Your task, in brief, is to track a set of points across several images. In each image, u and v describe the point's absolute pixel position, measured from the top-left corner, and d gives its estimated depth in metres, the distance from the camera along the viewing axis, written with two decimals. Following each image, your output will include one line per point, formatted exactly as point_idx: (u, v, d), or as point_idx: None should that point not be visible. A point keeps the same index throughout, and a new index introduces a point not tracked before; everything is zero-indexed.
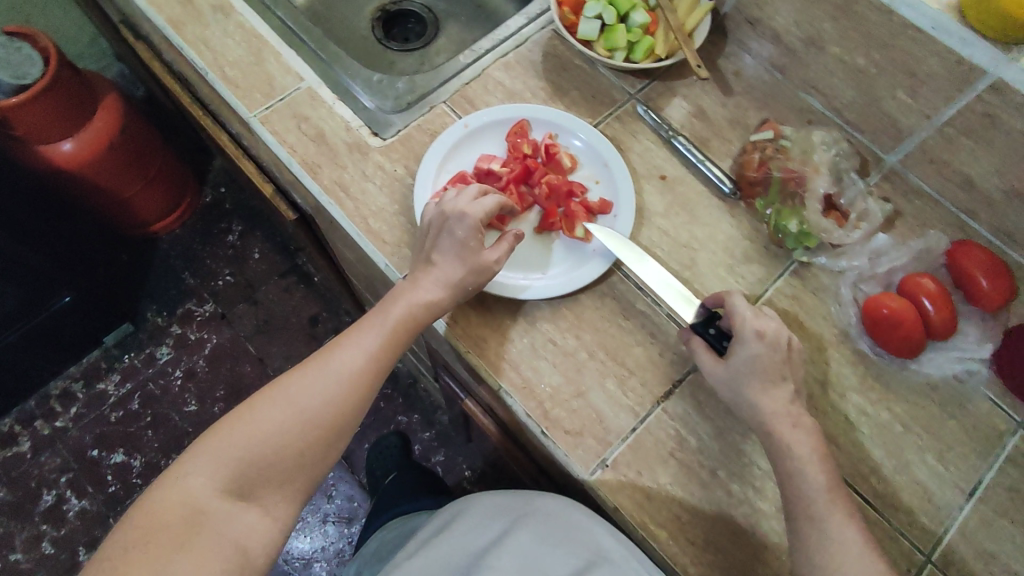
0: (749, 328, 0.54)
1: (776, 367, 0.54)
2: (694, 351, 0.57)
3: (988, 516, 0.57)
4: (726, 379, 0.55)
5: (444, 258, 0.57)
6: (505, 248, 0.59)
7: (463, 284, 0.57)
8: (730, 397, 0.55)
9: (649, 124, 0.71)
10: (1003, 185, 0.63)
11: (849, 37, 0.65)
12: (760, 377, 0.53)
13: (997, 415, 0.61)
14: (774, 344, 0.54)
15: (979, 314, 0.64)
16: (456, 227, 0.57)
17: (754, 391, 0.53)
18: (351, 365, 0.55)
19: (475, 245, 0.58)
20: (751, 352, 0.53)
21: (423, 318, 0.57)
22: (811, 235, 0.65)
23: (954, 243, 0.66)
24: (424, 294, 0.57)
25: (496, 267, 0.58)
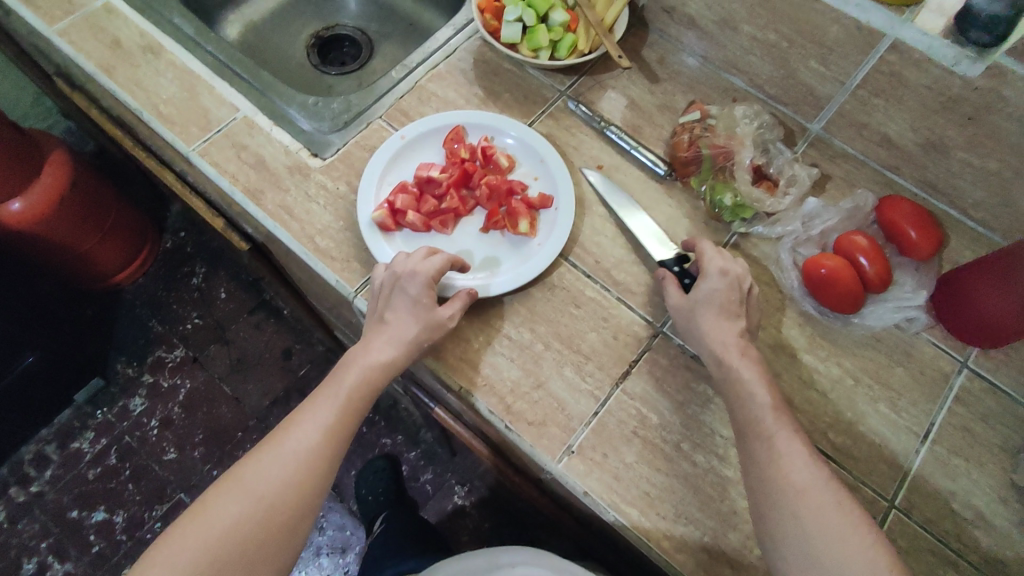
0: (715, 266, 0.58)
1: (732, 304, 0.57)
2: (665, 284, 0.61)
3: (943, 456, 0.60)
4: (685, 311, 0.58)
5: (397, 315, 0.57)
6: (459, 304, 0.59)
7: (418, 339, 0.57)
8: (689, 334, 0.58)
9: (581, 118, 0.73)
10: (918, 139, 0.67)
11: (759, 14, 0.68)
12: (717, 309, 0.57)
13: (942, 357, 0.64)
14: (734, 283, 0.58)
15: (911, 264, 0.67)
16: (408, 285, 0.58)
17: (709, 326, 0.56)
18: (310, 440, 0.54)
19: (428, 302, 0.58)
20: (713, 287, 0.57)
21: (381, 381, 0.57)
22: (746, 206, 0.67)
23: (881, 200, 0.69)
24: (378, 355, 0.57)
25: (450, 322, 0.58)
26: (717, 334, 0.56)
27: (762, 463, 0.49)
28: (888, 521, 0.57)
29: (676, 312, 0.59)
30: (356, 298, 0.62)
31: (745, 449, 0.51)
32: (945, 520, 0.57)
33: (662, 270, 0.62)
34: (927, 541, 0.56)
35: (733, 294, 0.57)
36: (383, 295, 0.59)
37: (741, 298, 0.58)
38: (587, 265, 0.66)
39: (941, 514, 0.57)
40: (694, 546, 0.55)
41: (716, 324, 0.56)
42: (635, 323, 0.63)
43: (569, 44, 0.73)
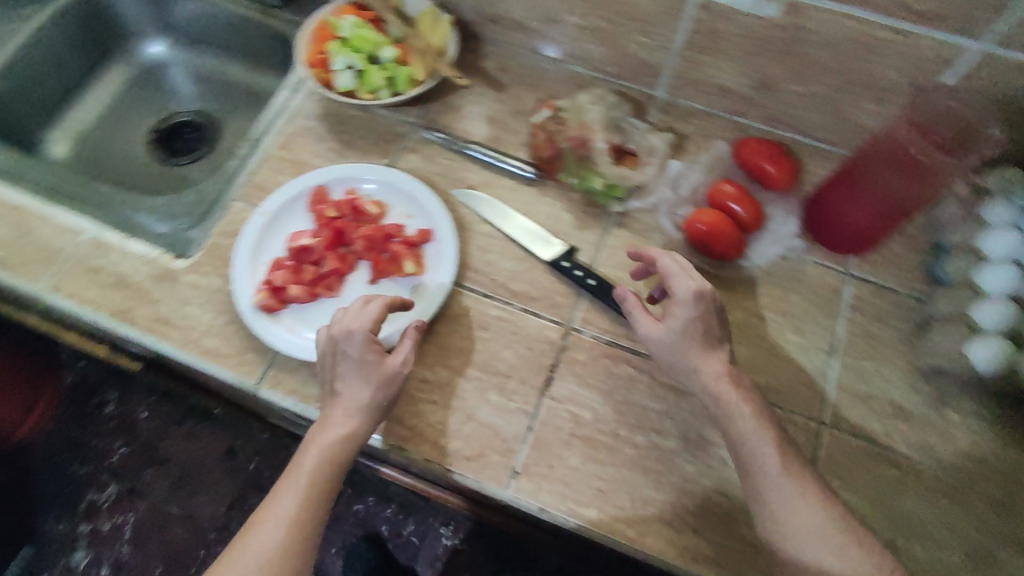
0: (689, 291, 0.55)
1: (711, 329, 0.55)
2: (634, 311, 0.57)
3: (850, 364, 0.64)
4: (665, 343, 0.56)
5: (348, 384, 0.55)
6: (409, 346, 0.56)
7: (375, 401, 0.54)
8: (671, 361, 0.56)
9: (440, 144, 0.74)
10: (750, 82, 0.71)
11: (576, 4, 0.70)
12: (697, 336, 0.55)
13: (828, 273, 0.69)
14: (710, 304, 0.56)
15: (777, 197, 0.72)
16: (348, 348, 0.55)
17: (696, 358, 0.55)
18: (271, 541, 0.50)
19: (375, 358, 0.55)
20: (689, 316, 0.55)
21: (345, 453, 0.54)
22: (616, 186, 0.70)
23: (735, 146, 0.73)
24: (335, 430, 0.54)
25: (404, 369, 0.56)
26: (704, 365, 0.55)
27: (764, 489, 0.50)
28: (823, 440, 0.60)
29: (652, 340, 0.56)
30: (259, 388, 0.59)
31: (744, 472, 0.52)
32: (868, 423, 0.61)
33: (624, 290, 0.59)
34: (862, 447, 0.60)
35: (706, 319, 0.55)
36: (329, 365, 0.56)
37: (716, 318, 0.56)
38: (484, 286, 0.66)
39: (862, 419, 0.61)
40: (658, 526, 0.56)
41: (701, 354, 0.55)
42: (544, 329, 0.64)
43: (406, 74, 0.72)
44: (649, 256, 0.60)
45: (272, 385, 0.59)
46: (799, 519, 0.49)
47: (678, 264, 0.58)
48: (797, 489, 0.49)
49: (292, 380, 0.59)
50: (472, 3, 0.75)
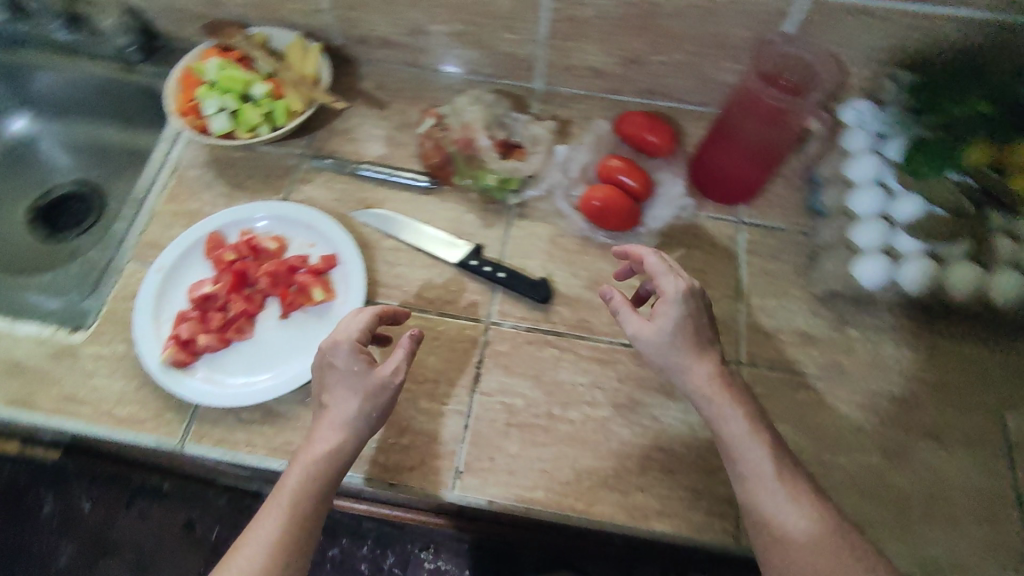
0: (679, 288, 0.53)
1: (703, 330, 0.54)
2: (620, 310, 0.55)
3: (755, 304, 0.68)
4: (655, 343, 0.53)
5: (334, 396, 0.53)
6: (399, 356, 0.54)
7: (364, 413, 0.52)
8: (662, 361, 0.53)
9: (332, 169, 0.74)
10: (616, 60, 0.75)
11: (438, 13, 0.72)
12: (688, 334, 0.53)
13: (722, 224, 0.73)
14: (698, 301, 0.54)
15: (663, 162, 0.75)
16: (334, 358, 0.53)
17: (689, 358, 0.53)
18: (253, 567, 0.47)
19: (363, 368, 0.53)
20: (680, 315, 0.53)
21: (332, 471, 0.51)
22: (510, 178, 0.71)
23: (615, 122, 0.77)
24: (321, 444, 0.51)
25: (395, 379, 0.53)
26: (696, 366, 0.53)
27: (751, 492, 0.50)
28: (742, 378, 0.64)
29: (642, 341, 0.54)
30: (184, 446, 0.57)
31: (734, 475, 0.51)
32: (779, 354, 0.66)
33: (610, 289, 0.56)
34: (779, 378, 0.64)
35: (696, 317, 0.53)
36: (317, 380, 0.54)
37: (704, 317, 0.54)
38: (398, 299, 0.66)
39: (773, 351, 0.66)
40: (604, 493, 0.58)
41: (694, 353, 0.53)
42: (464, 328, 0.65)
43: (284, 107, 0.72)
44: (634, 254, 0.59)
45: (197, 439, 0.58)
46: (786, 521, 0.49)
47: (662, 262, 0.56)
48: (785, 492, 0.49)
49: (217, 429, 0.58)
50: (338, 28, 0.76)
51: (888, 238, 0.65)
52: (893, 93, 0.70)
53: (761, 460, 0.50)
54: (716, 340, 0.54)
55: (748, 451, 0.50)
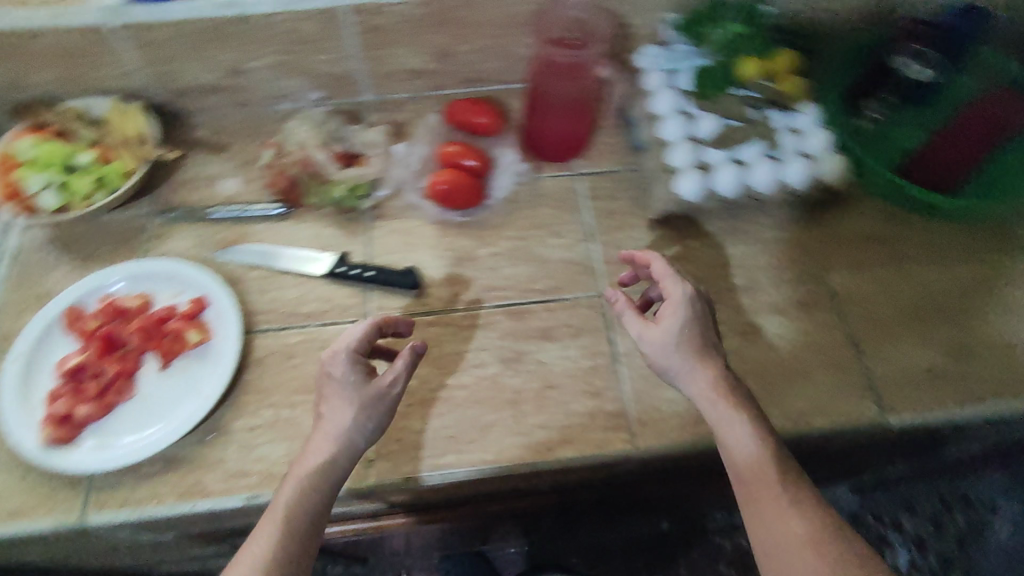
0: (682, 294, 0.60)
1: (706, 338, 0.60)
2: (626, 309, 0.62)
3: (605, 240, 0.75)
4: (661, 344, 0.60)
5: (331, 409, 0.56)
6: (399, 364, 0.57)
7: (358, 424, 0.55)
8: (666, 360, 0.59)
9: (183, 219, 0.74)
10: (431, 58, 0.81)
11: (251, 49, 0.75)
12: (690, 337, 0.59)
13: (562, 179, 0.80)
14: (698, 306, 0.61)
15: (497, 138, 0.82)
16: (334, 369, 0.57)
17: (691, 361, 0.59)
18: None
19: (358, 380, 0.57)
20: (683, 318, 0.60)
21: (325, 481, 0.54)
22: (359, 185, 0.75)
23: (444, 113, 0.83)
24: (314, 457, 0.54)
25: (392, 388, 0.57)
26: (699, 368, 0.59)
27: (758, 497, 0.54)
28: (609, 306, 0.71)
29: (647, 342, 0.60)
30: (87, 517, 0.57)
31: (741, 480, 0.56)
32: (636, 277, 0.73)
33: (615, 290, 0.63)
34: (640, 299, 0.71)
35: (699, 320, 0.60)
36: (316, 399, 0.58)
37: (706, 322, 0.61)
38: (277, 321, 0.68)
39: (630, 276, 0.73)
40: (508, 440, 0.62)
41: (697, 354, 0.59)
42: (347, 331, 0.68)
43: (115, 170, 0.72)
44: (641, 260, 0.66)
45: (100, 507, 0.58)
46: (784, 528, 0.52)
47: (663, 270, 0.63)
48: (786, 500, 0.53)
49: (119, 492, 0.58)
50: (156, 85, 0.77)
51: (696, 154, 0.74)
52: (673, 36, 0.81)
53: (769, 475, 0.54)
54: (719, 342, 0.61)
55: (755, 463, 0.55)
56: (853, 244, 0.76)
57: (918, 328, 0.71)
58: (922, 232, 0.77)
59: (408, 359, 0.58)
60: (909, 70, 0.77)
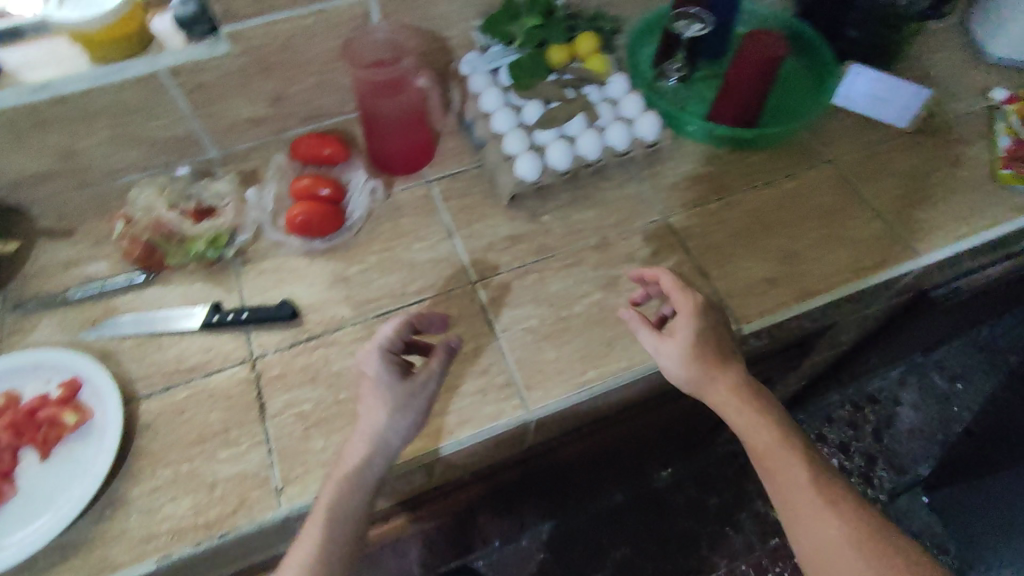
0: (691, 307, 0.66)
1: (720, 348, 0.66)
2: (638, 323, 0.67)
3: (466, 234, 0.81)
4: (677, 353, 0.66)
5: (367, 408, 0.61)
6: (435, 360, 0.63)
7: (393, 422, 0.60)
8: (686, 371, 0.66)
9: (41, 309, 0.73)
10: (265, 103, 0.85)
11: (76, 129, 0.75)
12: (704, 349, 0.66)
13: (415, 188, 0.85)
14: (707, 315, 0.66)
15: (346, 164, 0.86)
16: (370, 369, 0.62)
17: (709, 370, 0.65)
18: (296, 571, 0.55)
19: (396, 381, 0.62)
20: (691, 328, 0.66)
21: (363, 478, 0.58)
22: (218, 234, 0.77)
23: (289, 151, 0.87)
24: (352, 457, 0.59)
25: (427, 385, 0.62)
26: (716, 379, 0.65)
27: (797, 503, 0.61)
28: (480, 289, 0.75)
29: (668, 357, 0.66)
30: None
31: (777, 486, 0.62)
32: (500, 259, 0.78)
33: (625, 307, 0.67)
34: (506, 278, 0.77)
35: (706, 332, 0.66)
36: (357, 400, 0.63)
37: (716, 332, 0.67)
38: (158, 383, 0.68)
39: (495, 260, 0.78)
40: None
41: (716, 365, 0.65)
42: (233, 375, 0.69)
43: None
44: (651, 277, 0.71)
45: None
46: (820, 530, 0.59)
47: (672, 286, 0.68)
48: (819, 501, 0.60)
49: None
50: None
51: (528, 140, 0.81)
52: (485, 40, 0.89)
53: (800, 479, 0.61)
54: (727, 344, 0.67)
55: (784, 468, 0.62)
56: (683, 186, 0.85)
57: (753, 243, 0.80)
58: (739, 164, 0.87)
59: (447, 354, 0.64)
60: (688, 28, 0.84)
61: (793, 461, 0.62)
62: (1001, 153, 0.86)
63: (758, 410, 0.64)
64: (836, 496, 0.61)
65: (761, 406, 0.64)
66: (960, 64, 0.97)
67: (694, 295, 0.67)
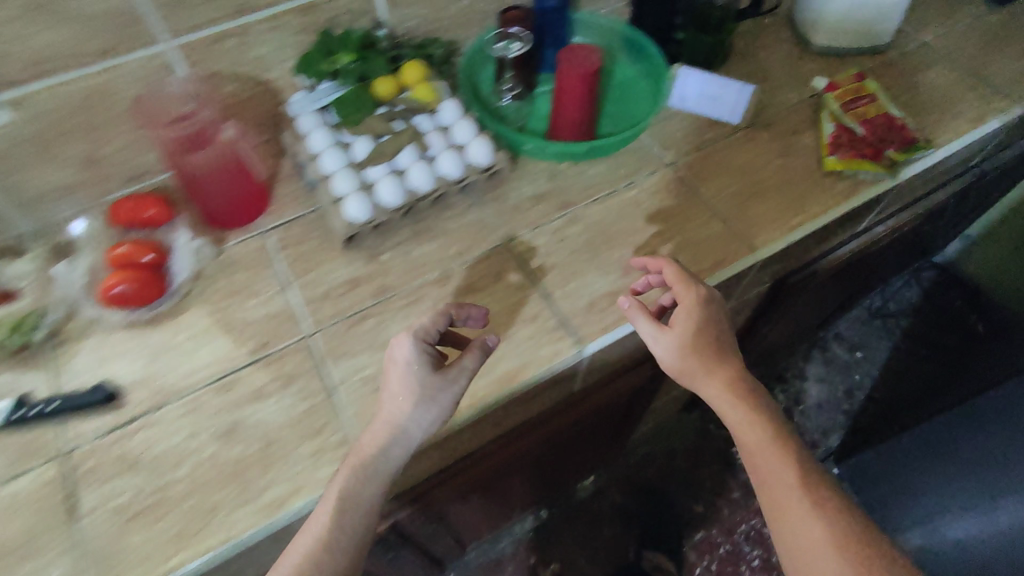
0: (692, 301, 0.70)
1: (716, 341, 0.70)
2: (636, 312, 0.70)
3: (303, 283, 0.78)
4: (674, 345, 0.69)
5: (397, 395, 0.63)
6: (469, 355, 0.65)
7: (422, 413, 0.62)
8: (680, 363, 0.70)
9: None
10: (72, 169, 0.79)
11: None
12: (700, 339, 0.70)
13: (249, 240, 0.81)
14: (707, 309, 0.70)
15: (170, 224, 0.80)
16: (404, 356, 0.64)
17: (705, 364, 0.69)
18: (302, 555, 0.58)
19: (427, 376, 0.63)
20: (687, 326, 0.69)
21: (377, 468, 0.60)
22: (22, 318, 0.70)
23: (104, 215, 0.81)
24: (373, 437, 0.62)
25: (460, 379, 0.64)
26: (711, 377, 0.69)
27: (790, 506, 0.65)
28: (315, 337, 0.73)
29: (664, 344, 0.69)
30: None
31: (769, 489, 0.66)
32: (339, 307, 0.75)
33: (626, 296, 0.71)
34: (344, 325, 0.74)
35: (706, 324, 0.70)
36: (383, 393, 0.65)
37: (714, 327, 0.70)
38: None
39: (334, 308, 0.75)
40: (239, 510, 0.61)
41: (712, 357, 0.70)
42: (40, 476, 0.63)
43: None
44: (655, 267, 0.74)
45: None
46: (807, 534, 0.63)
47: (675, 277, 0.71)
48: (808, 506, 0.64)
49: None
50: None
51: (356, 179, 0.79)
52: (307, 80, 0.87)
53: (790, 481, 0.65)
54: (725, 335, 0.71)
55: (777, 471, 0.66)
56: (525, 207, 0.84)
57: (596, 258, 0.79)
58: (579, 178, 0.87)
59: (479, 353, 0.65)
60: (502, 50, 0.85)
61: (783, 460, 0.66)
62: (825, 139, 0.88)
63: (749, 401, 0.69)
64: (813, 495, 0.65)
65: (753, 402, 0.69)
66: (788, 59, 1.01)
67: (698, 285, 0.71)
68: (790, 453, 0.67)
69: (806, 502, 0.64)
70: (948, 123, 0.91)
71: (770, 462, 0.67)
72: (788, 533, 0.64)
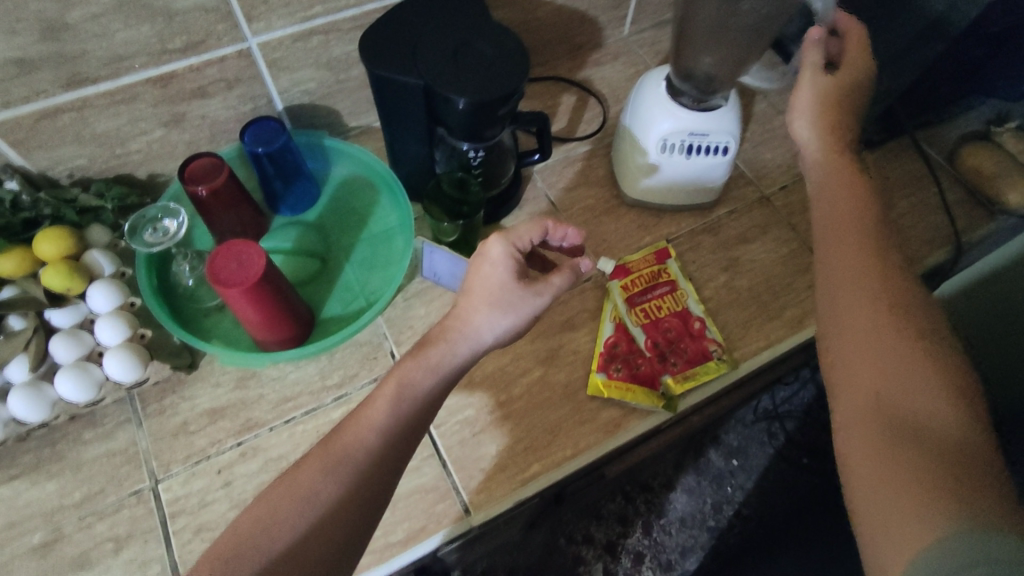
0: (862, 76, 0.63)
1: (843, 131, 0.62)
2: (818, 50, 0.63)
3: None
4: (819, 85, 0.63)
5: (491, 278, 0.57)
6: (564, 275, 0.58)
7: (511, 317, 0.56)
8: (807, 121, 0.63)
9: None
10: None
11: None
12: (835, 108, 0.62)
13: None
14: (851, 103, 0.63)
15: None
16: (496, 258, 0.57)
17: (814, 131, 0.62)
18: (428, 388, 0.53)
19: (515, 278, 0.57)
20: (834, 92, 0.62)
21: (452, 351, 0.55)
22: None
23: None
24: (469, 316, 0.55)
25: (552, 291, 0.58)
26: (826, 141, 0.61)
27: (832, 245, 0.55)
28: None
29: (805, 109, 0.63)
30: None
31: (822, 219, 0.57)
32: None
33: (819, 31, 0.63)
34: None
35: (842, 103, 0.62)
36: (471, 275, 0.58)
37: (849, 123, 0.63)
38: None
39: None
40: None
41: (840, 123, 0.62)
42: None
43: None
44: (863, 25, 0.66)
45: None
46: (840, 269, 0.53)
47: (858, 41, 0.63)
48: (856, 228, 0.54)
49: None
50: None
51: None
52: None
53: (839, 188, 0.58)
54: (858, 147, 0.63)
55: (829, 184, 0.59)
56: (194, 428, 0.66)
57: None
58: (276, 384, 0.68)
59: (568, 276, 0.58)
60: (163, 237, 0.64)
61: (844, 175, 0.59)
62: (600, 345, 0.71)
63: (844, 172, 0.59)
64: (869, 234, 0.54)
65: (855, 170, 0.59)
66: (595, 207, 0.80)
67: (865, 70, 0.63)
68: (857, 180, 0.58)
69: (864, 230, 0.54)
70: (759, 329, 0.73)
71: (839, 235, 0.55)
72: (829, 258, 0.54)
